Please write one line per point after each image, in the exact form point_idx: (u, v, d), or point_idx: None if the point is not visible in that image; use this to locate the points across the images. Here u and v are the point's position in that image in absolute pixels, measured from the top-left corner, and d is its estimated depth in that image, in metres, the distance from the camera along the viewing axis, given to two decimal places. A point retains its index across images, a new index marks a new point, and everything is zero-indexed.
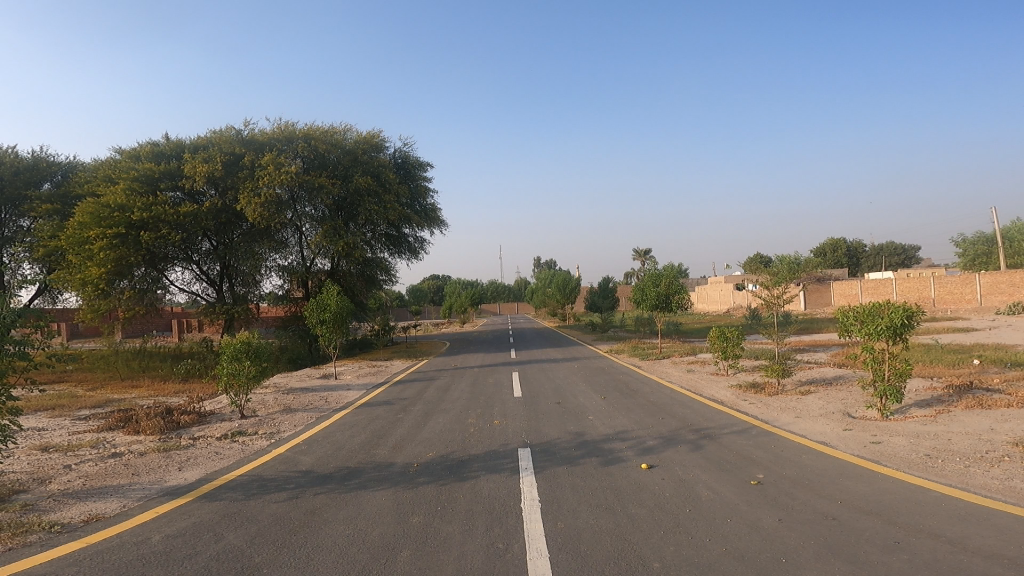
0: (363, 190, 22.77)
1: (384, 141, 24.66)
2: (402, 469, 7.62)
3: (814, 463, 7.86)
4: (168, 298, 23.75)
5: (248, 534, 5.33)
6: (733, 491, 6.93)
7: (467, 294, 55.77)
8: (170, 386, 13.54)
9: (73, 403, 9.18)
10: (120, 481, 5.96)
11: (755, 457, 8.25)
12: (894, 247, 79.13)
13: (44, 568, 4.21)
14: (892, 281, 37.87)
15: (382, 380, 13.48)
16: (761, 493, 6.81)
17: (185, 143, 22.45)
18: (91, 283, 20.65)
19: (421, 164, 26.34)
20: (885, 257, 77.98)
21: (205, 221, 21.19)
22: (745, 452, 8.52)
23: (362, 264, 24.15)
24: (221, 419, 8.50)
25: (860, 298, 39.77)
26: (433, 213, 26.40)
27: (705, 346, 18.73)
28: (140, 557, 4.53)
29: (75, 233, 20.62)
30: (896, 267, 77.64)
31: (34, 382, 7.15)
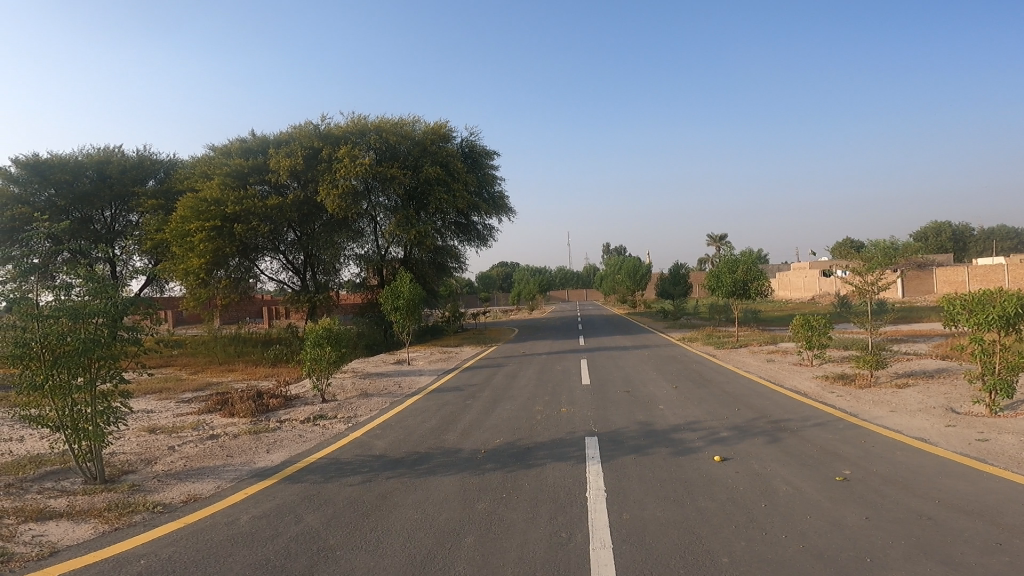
0: (433, 180, 23.18)
1: (451, 131, 24.86)
2: (470, 456, 7.91)
3: (906, 459, 7.33)
4: (259, 287, 25.44)
5: (325, 518, 5.76)
6: (813, 487, 6.62)
7: (535, 281, 56.23)
8: (260, 370, 14.72)
9: (176, 387, 10.19)
10: (215, 462, 6.59)
11: (840, 452, 7.81)
12: (1013, 228, 70.07)
13: (158, 526, 4.76)
14: (1005, 266, 33.87)
15: (452, 365, 13.97)
16: (845, 490, 6.47)
17: (269, 139, 23.81)
18: (193, 274, 22.31)
19: (487, 152, 26.47)
20: (999, 238, 69.36)
21: (290, 213, 22.45)
22: (829, 446, 8.08)
23: (432, 252, 24.91)
24: (305, 403, 9.17)
25: (965, 285, 35.99)
26: (501, 201, 26.56)
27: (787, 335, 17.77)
28: (232, 535, 5.05)
29: (178, 227, 22.46)
30: (1012, 251, 69.24)
31: (145, 366, 8.04)
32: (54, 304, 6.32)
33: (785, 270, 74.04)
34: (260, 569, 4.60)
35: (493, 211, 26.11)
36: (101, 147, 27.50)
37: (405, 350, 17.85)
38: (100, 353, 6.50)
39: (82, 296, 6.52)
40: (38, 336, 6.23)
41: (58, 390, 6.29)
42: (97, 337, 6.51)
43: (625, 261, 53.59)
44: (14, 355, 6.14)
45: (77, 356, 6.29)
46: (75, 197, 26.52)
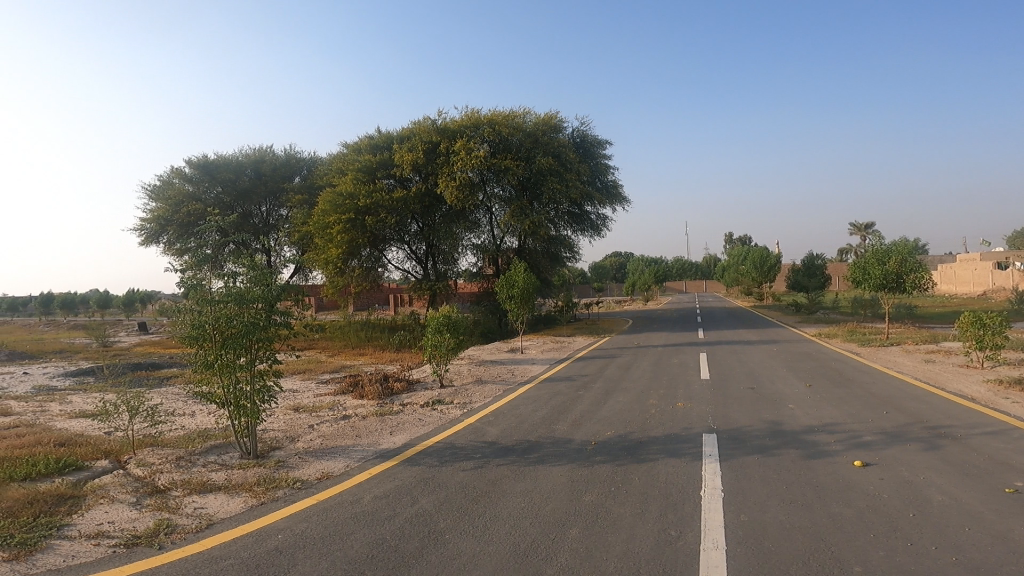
0: (546, 170, 23.30)
1: (561, 122, 25.08)
2: (579, 447, 7.97)
3: None
4: (387, 276, 27.16)
5: (437, 502, 6.06)
6: (976, 498, 5.82)
7: (653, 271, 54.77)
8: (387, 355, 15.98)
9: (316, 368, 11.44)
10: (346, 442, 7.34)
11: (1013, 463, 6.78)
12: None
13: (295, 501, 5.34)
14: None
15: (565, 355, 14.15)
16: (1016, 503, 5.63)
17: (393, 135, 25.16)
18: (331, 263, 24.40)
19: (599, 141, 26.53)
20: None
21: (412, 205, 23.67)
22: (998, 456, 7.05)
23: (546, 242, 25.29)
24: (425, 388, 9.94)
25: None
26: (614, 189, 26.31)
27: (949, 334, 15.63)
28: (355, 511, 5.49)
29: (319, 220, 24.61)
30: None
31: (294, 348, 9.09)
32: (223, 290, 7.27)
33: (944, 263, 65.02)
34: (377, 544, 4.92)
35: (605, 200, 25.85)
36: (257, 148, 30.81)
37: (520, 339, 18.20)
38: (258, 335, 7.45)
39: (246, 282, 7.45)
40: (211, 319, 7.22)
41: (225, 368, 7.29)
42: (257, 321, 7.42)
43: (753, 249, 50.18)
44: (192, 335, 7.16)
45: (241, 338, 7.28)
46: (237, 193, 30.13)
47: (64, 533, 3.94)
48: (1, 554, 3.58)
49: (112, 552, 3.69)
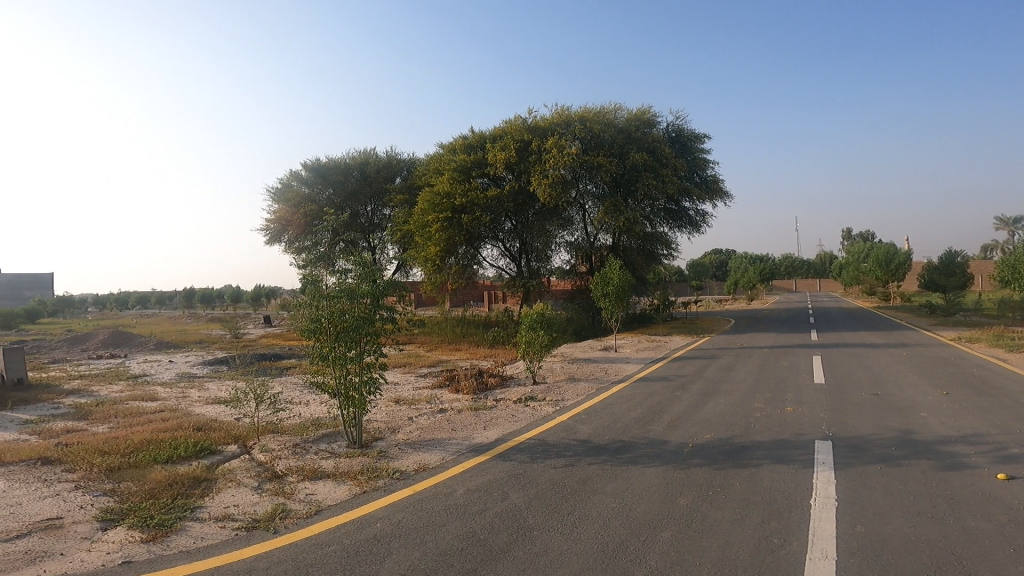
0: (641, 166, 23.16)
1: (656, 115, 24.72)
2: (676, 448, 7.80)
3: None
4: (482, 273, 27.67)
5: (529, 498, 6.19)
6: None
7: (758, 271, 51.86)
8: (482, 351, 16.51)
9: (417, 361, 12.22)
10: (442, 435, 7.72)
11: None
12: None
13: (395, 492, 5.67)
14: None
15: (661, 355, 13.87)
16: None
17: (486, 134, 25.63)
18: (430, 261, 25.20)
19: (697, 136, 25.79)
20: None
21: (506, 203, 24.05)
22: None
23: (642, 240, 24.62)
24: (518, 384, 10.32)
25: None
26: (715, 184, 25.35)
27: None
28: (448, 505, 5.69)
29: (419, 219, 25.55)
30: None
31: (398, 343, 9.65)
32: (337, 285, 7.90)
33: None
34: (467, 537, 5.05)
35: (705, 195, 24.99)
36: (362, 151, 32.57)
37: (616, 337, 17.98)
38: (367, 330, 7.99)
39: (355, 278, 8.03)
40: (327, 313, 7.85)
41: (338, 360, 7.90)
42: (366, 316, 7.96)
43: (877, 245, 45.89)
44: (310, 328, 7.85)
45: (352, 331, 7.86)
46: (346, 194, 32.14)
47: (197, 515, 4.52)
48: (144, 534, 4.16)
49: (236, 534, 4.19)
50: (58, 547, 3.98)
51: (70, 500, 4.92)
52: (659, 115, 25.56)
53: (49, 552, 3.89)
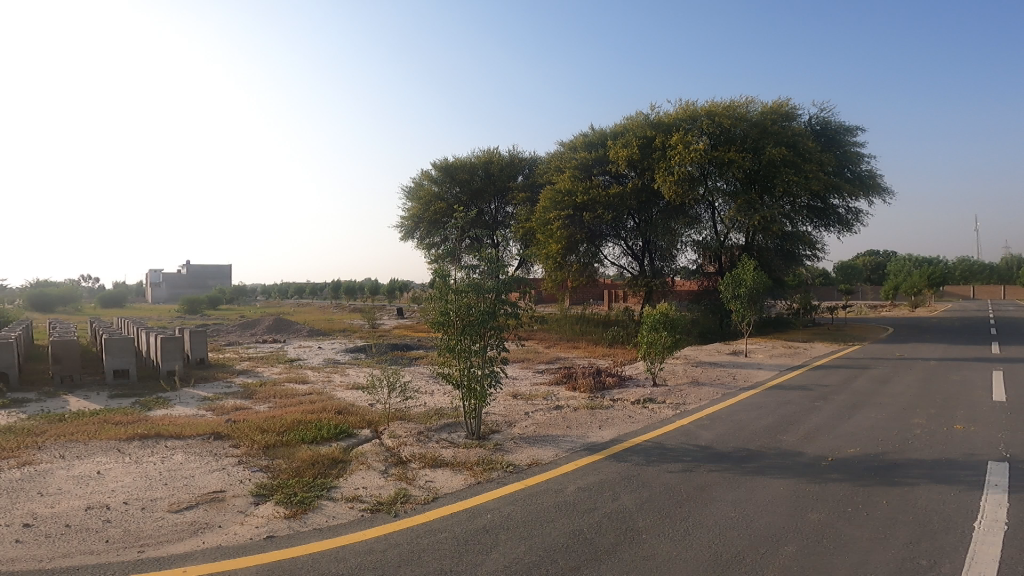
0: (779, 162, 21.42)
1: (796, 108, 23.23)
2: (811, 461, 7.24)
3: None
4: (602, 271, 27.19)
5: (641, 501, 5.87)
6: None
7: (919, 275, 46.12)
8: (601, 349, 16.57)
9: (535, 358, 13.03)
10: (557, 432, 7.90)
11: None
12: None
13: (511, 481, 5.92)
14: None
15: (798, 362, 12.97)
16: None
17: (607, 131, 25.45)
18: (551, 258, 25.01)
19: (846, 128, 23.86)
20: None
21: (629, 200, 23.60)
22: None
23: (781, 238, 22.94)
24: (637, 384, 10.35)
25: None
26: (870, 179, 23.21)
27: None
28: (556, 503, 5.57)
29: (540, 216, 25.83)
30: None
31: (520, 339, 10.00)
32: (463, 280, 8.41)
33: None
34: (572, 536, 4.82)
35: (856, 190, 22.71)
36: (487, 150, 33.63)
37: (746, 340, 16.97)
38: (490, 323, 8.42)
39: (480, 273, 8.50)
40: (455, 307, 8.34)
41: (462, 353, 8.36)
42: (490, 309, 8.39)
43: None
44: (439, 321, 8.40)
45: (477, 325, 8.32)
46: (471, 192, 33.38)
47: (331, 495, 5.16)
48: (288, 510, 4.85)
49: (362, 516, 4.71)
50: (218, 519, 4.77)
51: (233, 474, 5.85)
52: (801, 108, 23.92)
53: (210, 524, 4.67)
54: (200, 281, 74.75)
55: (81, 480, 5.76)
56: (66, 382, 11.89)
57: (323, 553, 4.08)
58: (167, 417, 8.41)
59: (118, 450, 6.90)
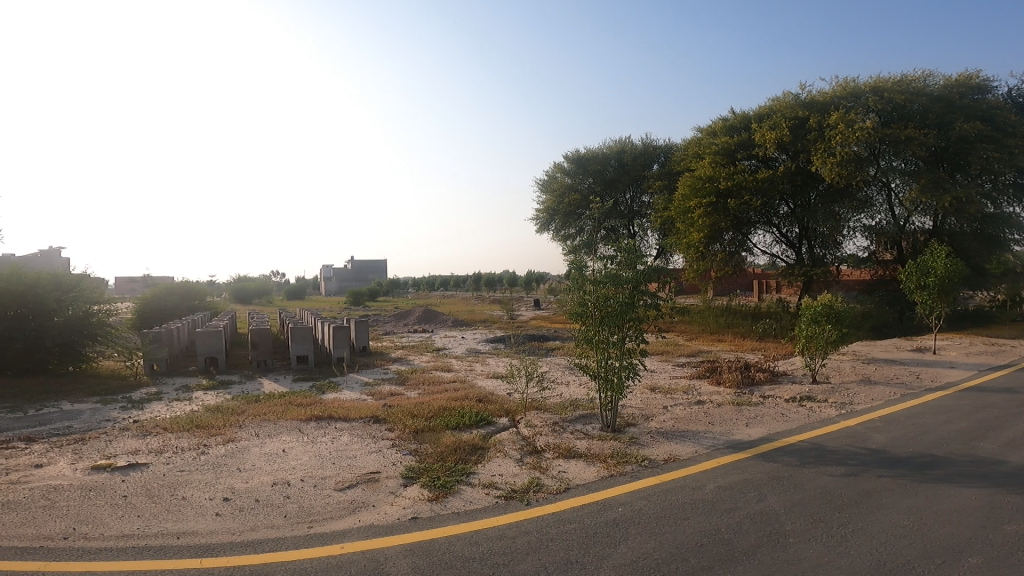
0: (973, 137, 18.93)
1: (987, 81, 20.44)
2: (1015, 470, 6.14)
3: None
4: (751, 259, 25.30)
5: (790, 503, 5.35)
6: None
7: None
8: (750, 343, 15.49)
9: (675, 351, 12.73)
10: (698, 428, 7.58)
11: None
12: None
13: (648, 476, 5.78)
14: None
15: (1001, 361, 11.08)
16: None
17: (750, 114, 23.89)
18: (693, 247, 23.96)
19: None
20: None
21: (781, 184, 21.71)
22: None
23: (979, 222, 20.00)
24: (793, 381, 9.58)
25: None
26: None
27: None
28: (693, 500, 5.25)
29: (680, 204, 24.64)
30: None
31: (661, 331, 9.73)
32: (601, 271, 8.33)
33: None
34: (707, 536, 4.52)
35: None
36: (619, 139, 32.88)
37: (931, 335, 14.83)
38: (630, 315, 8.25)
39: (617, 264, 8.33)
40: (593, 299, 8.34)
41: (601, 344, 8.35)
42: (628, 301, 8.22)
43: None
44: (578, 312, 8.44)
45: (616, 316, 8.21)
46: (604, 183, 32.89)
47: (470, 480, 5.47)
48: (430, 493, 5.24)
49: (498, 502, 4.95)
50: (373, 499, 5.30)
51: (387, 456, 6.46)
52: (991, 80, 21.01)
53: (366, 503, 5.21)
54: (360, 275, 82.38)
55: (270, 457, 6.73)
56: (261, 366, 13.82)
57: (459, 536, 4.35)
58: (336, 400, 9.47)
59: (297, 430, 7.92)
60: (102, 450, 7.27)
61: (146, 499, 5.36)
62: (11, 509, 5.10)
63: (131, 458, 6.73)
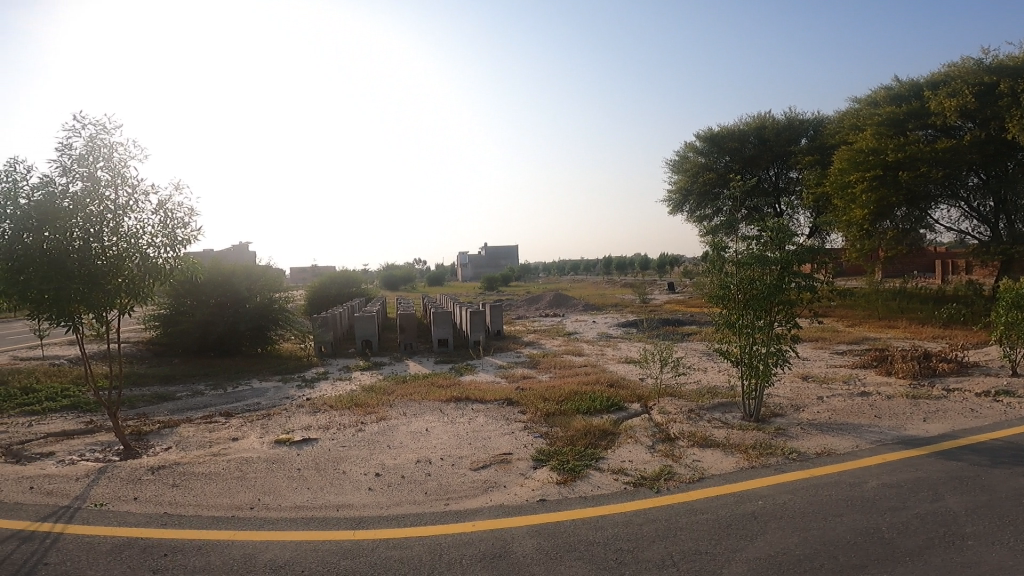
0: None
1: None
2: None
3: None
4: (930, 237, 21.94)
5: (976, 505, 4.48)
6: None
7: None
8: (929, 330, 13.47)
9: (833, 338, 11.49)
10: (860, 421, 6.70)
11: None
12: None
13: (797, 469, 5.21)
14: None
15: None
16: None
17: (921, 81, 21.68)
18: (855, 225, 21.34)
19: None
20: None
21: (969, 154, 18.77)
22: None
23: None
24: (986, 373, 8.14)
25: None
26: None
27: None
28: (849, 496, 4.59)
29: (838, 179, 22.19)
30: None
31: (817, 317, 8.75)
32: (744, 252, 7.62)
33: None
34: (863, 535, 3.92)
35: None
36: (759, 114, 30.55)
37: None
38: (780, 299, 7.46)
39: (763, 244, 7.55)
40: (736, 281, 7.63)
41: (744, 330, 7.62)
42: (778, 283, 7.41)
43: None
44: (719, 295, 7.77)
45: (764, 300, 7.44)
46: (744, 160, 30.58)
47: (599, 466, 5.34)
48: (559, 476, 5.19)
49: (627, 488, 4.76)
50: (503, 480, 5.38)
51: (518, 439, 6.53)
52: None
53: (497, 483, 5.30)
54: (495, 262, 85.12)
55: (415, 435, 7.15)
56: (408, 348, 14.78)
57: (585, 520, 4.24)
58: (474, 382, 9.83)
59: (438, 410, 8.34)
60: (280, 425, 8.22)
61: (314, 473, 5.86)
62: (210, 479, 5.62)
63: (304, 433, 7.52)
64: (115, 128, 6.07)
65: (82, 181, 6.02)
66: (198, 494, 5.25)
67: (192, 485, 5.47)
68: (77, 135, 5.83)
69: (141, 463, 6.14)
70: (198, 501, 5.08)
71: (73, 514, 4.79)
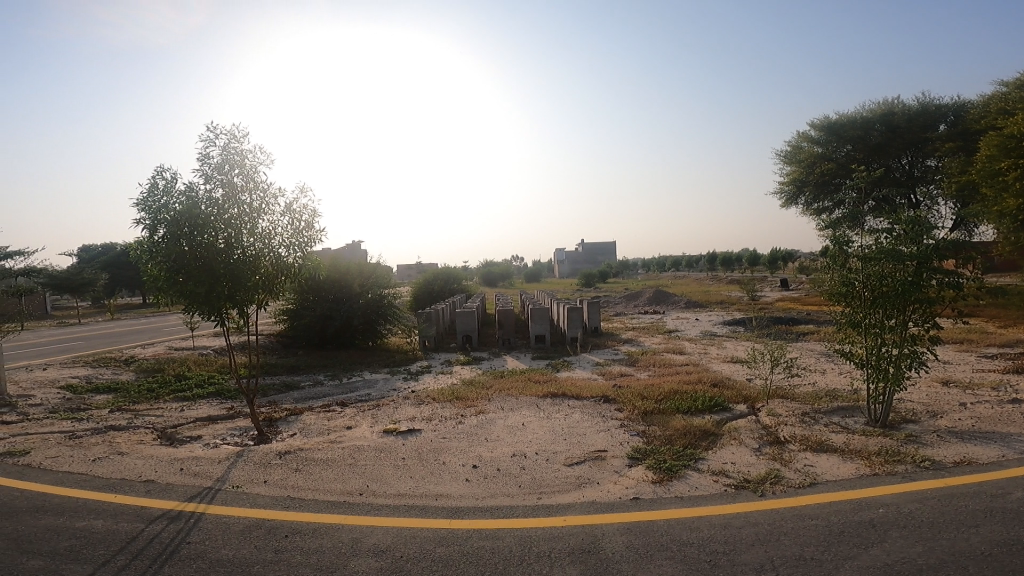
0: None
1: None
2: None
3: None
4: None
5: None
6: None
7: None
8: None
9: (980, 340, 10.10)
10: (1011, 430, 5.81)
11: None
12: None
13: (928, 478, 4.61)
14: None
15: None
16: None
17: None
18: (1009, 215, 18.35)
19: None
20: None
21: None
22: None
23: None
24: None
25: None
26: None
27: None
28: (989, 506, 3.99)
29: (986, 166, 19.63)
30: None
31: (960, 316, 7.70)
32: (872, 247, 6.83)
33: None
34: (1004, 547, 3.38)
35: None
36: (886, 99, 27.81)
37: None
38: (916, 298, 6.56)
39: (895, 238, 6.72)
40: (862, 277, 6.90)
41: (871, 330, 6.85)
42: (913, 280, 6.52)
43: None
44: (840, 293, 7.11)
45: (897, 298, 6.57)
46: (869, 149, 27.76)
47: (698, 466, 5.06)
48: (655, 476, 4.97)
49: (727, 490, 4.46)
50: (597, 476, 5.25)
51: (614, 436, 6.35)
52: None
53: (590, 479, 5.18)
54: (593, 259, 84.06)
55: (511, 429, 7.20)
56: (506, 344, 14.98)
57: (680, 520, 4.03)
58: (571, 378, 9.73)
59: (534, 406, 8.33)
60: (389, 415, 8.63)
61: (416, 461, 6.13)
62: (329, 465, 6.00)
63: (409, 423, 7.85)
64: (243, 136, 6.68)
65: (222, 187, 6.68)
66: (318, 479, 5.61)
67: (312, 470, 5.86)
68: (214, 144, 6.49)
69: (270, 449, 6.69)
70: (317, 486, 5.43)
71: (213, 496, 5.23)
